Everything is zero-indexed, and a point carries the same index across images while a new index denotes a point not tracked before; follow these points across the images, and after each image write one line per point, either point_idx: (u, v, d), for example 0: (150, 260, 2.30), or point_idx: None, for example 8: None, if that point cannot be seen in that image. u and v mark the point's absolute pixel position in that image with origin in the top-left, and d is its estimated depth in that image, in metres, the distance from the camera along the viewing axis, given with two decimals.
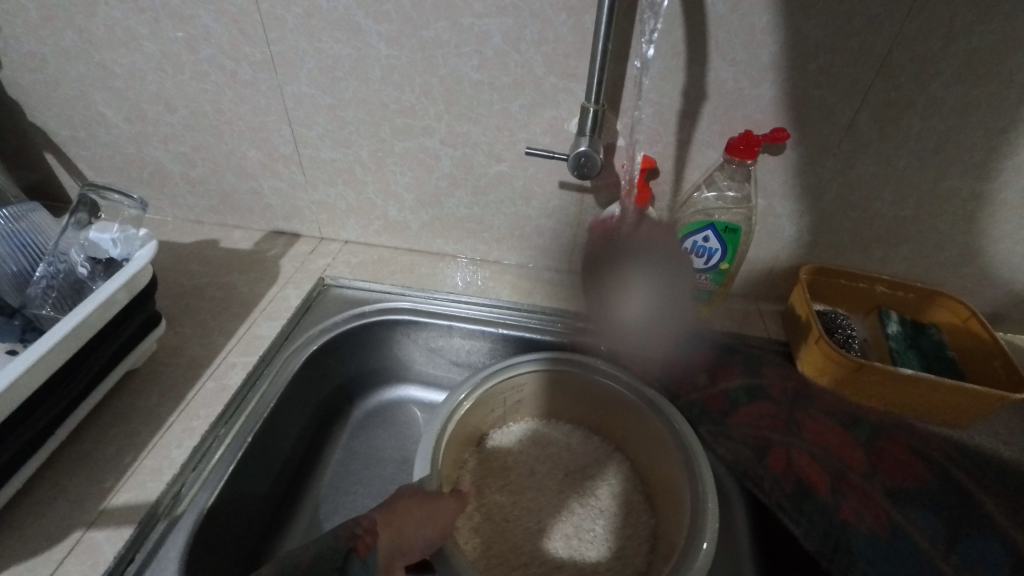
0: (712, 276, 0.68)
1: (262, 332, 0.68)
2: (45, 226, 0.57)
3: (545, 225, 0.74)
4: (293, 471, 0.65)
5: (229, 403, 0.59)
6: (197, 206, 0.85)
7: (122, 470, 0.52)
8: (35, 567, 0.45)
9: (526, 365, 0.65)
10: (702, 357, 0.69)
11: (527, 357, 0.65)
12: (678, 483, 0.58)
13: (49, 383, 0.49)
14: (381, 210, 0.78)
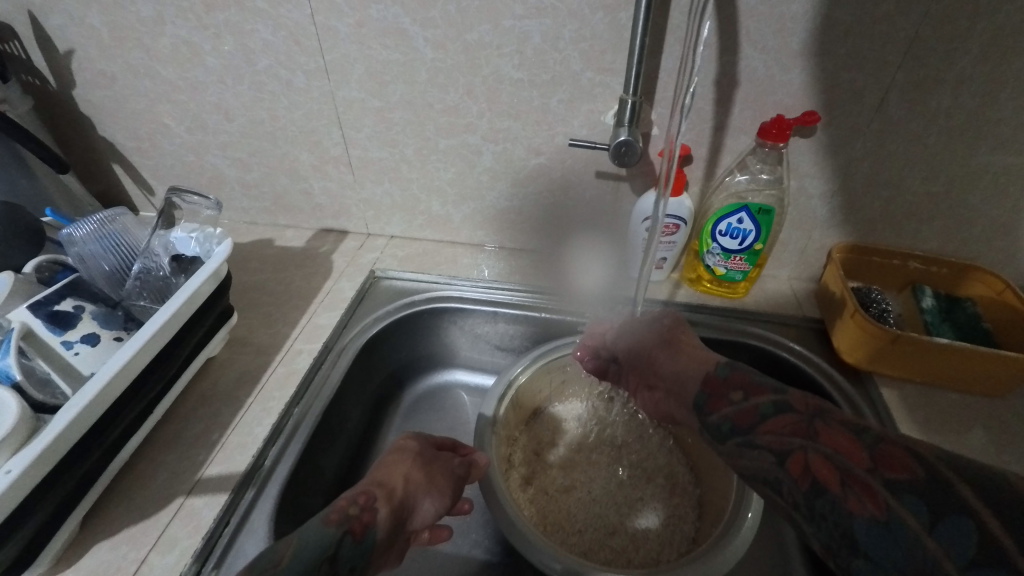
0: (746, 256, 0.70)
1: (322, 321, 0.73)
2: (131, 227, 0.63)
3: (582, 214, 0.78)
4: (356, 449, 0.70)
5: (299, 385, 0.64)
6: (252, 208, 0.91)
7: (211, 446, 0.58)
8: (146, 529, 0.51)
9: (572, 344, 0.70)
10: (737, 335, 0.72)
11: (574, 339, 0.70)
12: None
13: (154, 365, 0.54)
14: (425, 205, 0.82)
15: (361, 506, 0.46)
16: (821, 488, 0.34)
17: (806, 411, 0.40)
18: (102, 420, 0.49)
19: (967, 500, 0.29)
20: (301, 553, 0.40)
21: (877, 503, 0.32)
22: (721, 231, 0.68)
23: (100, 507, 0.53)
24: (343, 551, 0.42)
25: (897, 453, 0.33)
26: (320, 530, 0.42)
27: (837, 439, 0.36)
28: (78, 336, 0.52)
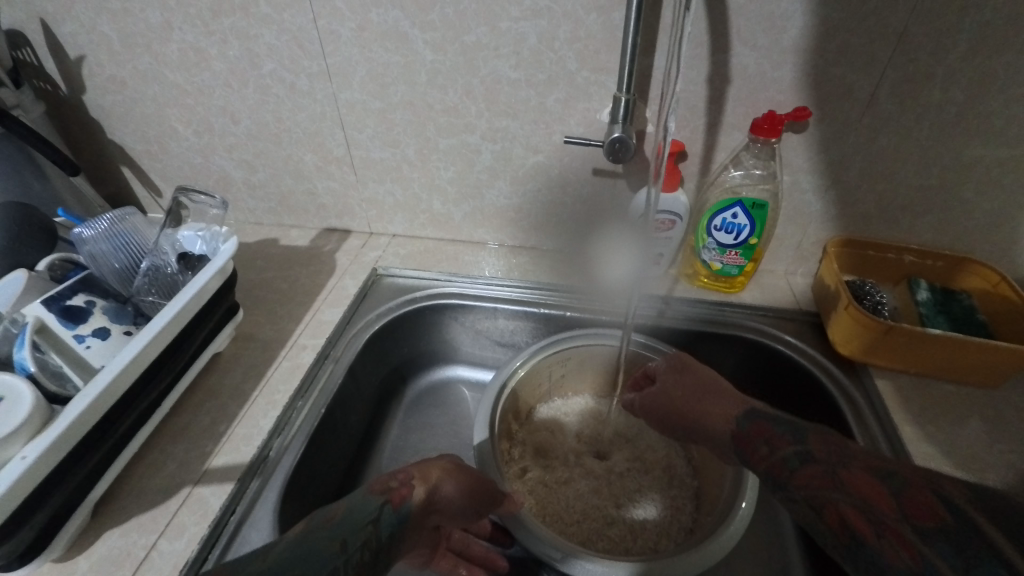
0: (741, 251, 0.71)
1: (326, 317, 0.75)
2: (141, 227, 0.65)
3: (580, 211, 0.79)
4: (359, 443, 0.72)
5: (303, 379, 0.66)
6: (258, 208, 0.93)
7: (218, 437, 0.60)
8: (155, 516, 0.53)
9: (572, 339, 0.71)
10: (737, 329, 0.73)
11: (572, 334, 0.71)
12: None
13: (162, 359, 0.56)
14: (427, 204, 0.84)
15: (399, 481, 0.48)
16: (860, 542, 0.33)
17: (827, 460, 0.38)
18: (112, 411, 0.50)
19: (995, 538, 0.27)
20: (349, 513, 0.41)
21: (912, 553, 0.30)
22: (716, 225, 0.69)
23: (111, 496, 0.54)
24: (384, 517, 0.43)
25: (920, 493, 0.31)
26: (363, 497, 0.44)
27: (861, 482, 0.35)
28: (90, 330, 0.53)
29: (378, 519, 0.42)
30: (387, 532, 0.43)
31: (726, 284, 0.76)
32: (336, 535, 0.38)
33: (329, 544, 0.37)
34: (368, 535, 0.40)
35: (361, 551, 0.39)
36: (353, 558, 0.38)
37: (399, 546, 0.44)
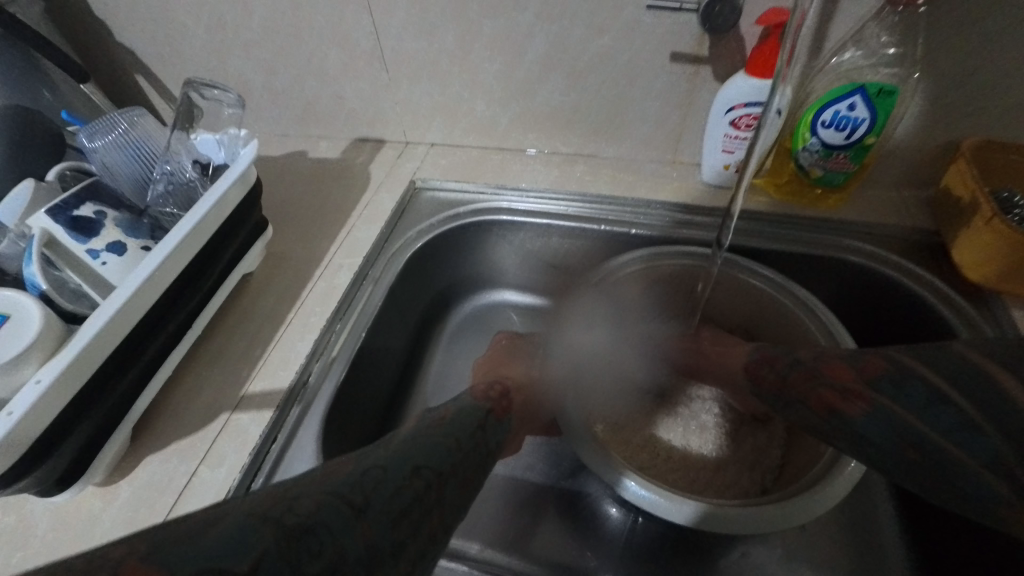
0: (851, 153, 0.58)
1: (362, 235, 0.67)
2: (153, 131, 0.57)
3: (651, 109, 0.67)
4: (403, 370, 0.67)
5: (341, 301, 0.60)
6: (283, 119, 0.83)
7: (254, 362, 0.55)
8: (194, 443, 0.49)
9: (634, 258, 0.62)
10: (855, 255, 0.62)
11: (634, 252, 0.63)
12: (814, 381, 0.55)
13: (185, 277, 0.50)
14: (469, 105, 0.73)
15: (498, 392, 0.51)
16: (831, 409, 0.41)
17: (811, 360, 0.45)
18: (134, 333, 0.46)
19: (946, 386, 0.36)
20: (458, 416, 0.42)
21: (866, 400, 0.39)
22: (825, 120, 0.56)
23: (149, 421, 0.51)
24: (491, 424, 0.44)
25: (874, 370, 0.40)
26: (471, 404, 0.45)
27: (835, 367, 0.43)
28: (104, 244, 0.46)
29: (487, 424, 0.43)
30: (495, 437, 0.43)
31: (825, 194, 0.64)
32: (450, 432, 0.38)
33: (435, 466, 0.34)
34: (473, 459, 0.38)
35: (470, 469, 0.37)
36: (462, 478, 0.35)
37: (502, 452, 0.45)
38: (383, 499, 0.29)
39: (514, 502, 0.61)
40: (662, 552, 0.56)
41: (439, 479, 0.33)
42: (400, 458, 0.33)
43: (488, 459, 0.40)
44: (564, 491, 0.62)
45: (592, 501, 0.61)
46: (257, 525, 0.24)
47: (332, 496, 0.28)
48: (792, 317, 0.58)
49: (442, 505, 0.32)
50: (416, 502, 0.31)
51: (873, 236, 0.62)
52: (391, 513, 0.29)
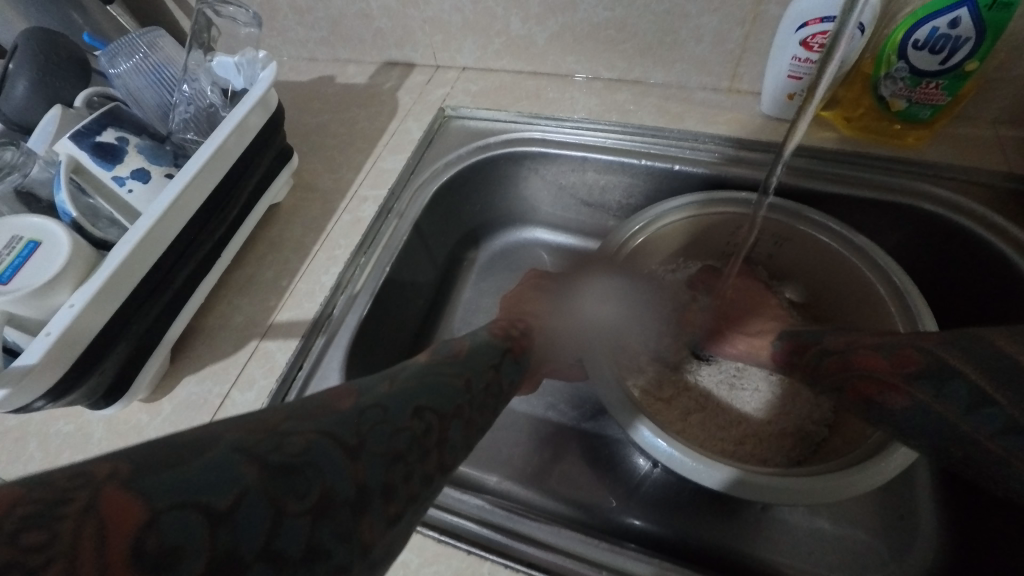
0: (944, 81, 0.50)
1: (388, 166, 0.65)
2: (173, 53, 0.56)
3: (708, 26, 0.58)
4: (428, 305, 0.67)
5: (366, 233, 0.59)
6: (309, 40, 0.79)
7: (281, 291, 0.56)
8: (226, 367, 0.52)
9: (682, 203, 0.57)
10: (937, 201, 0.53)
11: (680, 197, 0.57)
12: None
13: (210, 206, 0.50)
14: (503, 22, 0.66)
15: (516, 332, 0.49)
16: (869, 400, 0.37)
17: (840, 348, 0.42)
18: (164, 260, 0.46)
19: (958, 365, 0.32)
20: (472, 353, 0.39)
21: (903, 393, 0.35)
22: (918, 40, 0.47)
23: (185, 345, 0.54)
24: (506, 364, 0.41)
25: (903, 353, 0.36)
26: (487, 341, 0.42)
27: (864, 358, 0.39)
28: (128, 171, 0.47)
29: (500, 365, 0.40)
30: (509, 377, 0.40)
31: (903, 131, 0.56)
32: (461, 371, 0.35)
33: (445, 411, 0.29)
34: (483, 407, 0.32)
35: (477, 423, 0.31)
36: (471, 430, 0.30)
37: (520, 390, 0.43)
38: (381, 440, 0.24)
39: (535, 439, 0.62)
40: (679, 499, 0.56)
41: (443, 423, 0.29)
42: (403, 398, 0.27)
43: (501, 401, 0.38)
44: (586, 433, 0.62)
45: (613, 444, 0.61)
46: (223, 471, 0.19)
47: (324, 433, 0.22)
48: (853, 271, 0.53)
49: (444, 447, 0.28)
50: (414, 445, 0.26)
51: (960, 180, 0.54)
52: (387, 453, 0.24)
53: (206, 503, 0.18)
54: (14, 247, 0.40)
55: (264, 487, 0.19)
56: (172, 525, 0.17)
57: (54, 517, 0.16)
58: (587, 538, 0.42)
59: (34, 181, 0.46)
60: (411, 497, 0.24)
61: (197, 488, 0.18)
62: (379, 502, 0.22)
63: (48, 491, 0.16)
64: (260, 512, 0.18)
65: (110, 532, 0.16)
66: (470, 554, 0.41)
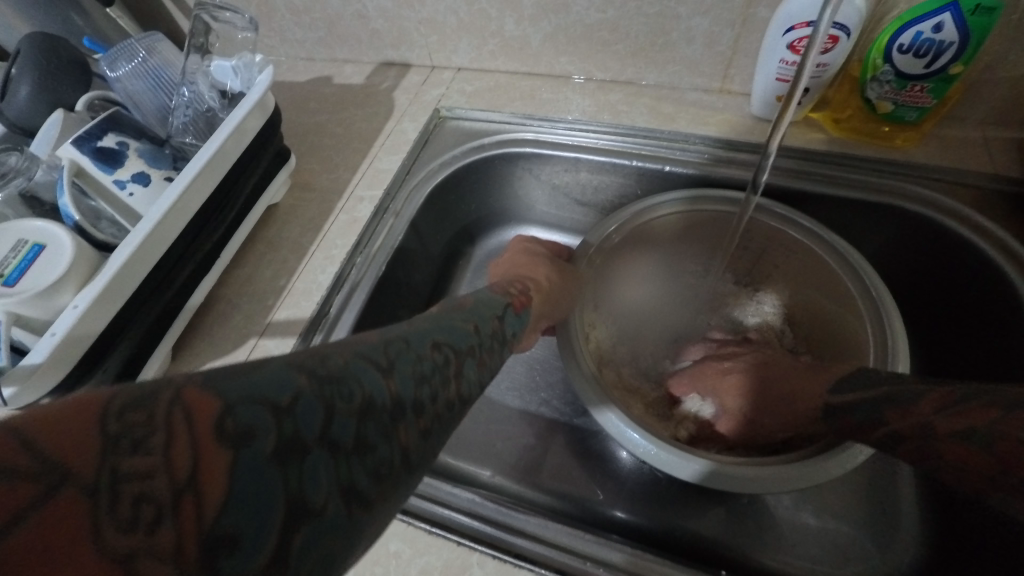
0: (931, 84, 0.50)
1: (384, 166, 0.66)
2: (172, 58, 0.57)
3: (699, 28, 0.59)
4: (424, 303, 0.69)
5: (362, 232, 0.60)
6: (307, 40, 0.79)
7: (279, 290, 0.58)
8: (226, 364, 0.53)
9: (673, 200, 0.58)
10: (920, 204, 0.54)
11: (666, 199, 0.58)
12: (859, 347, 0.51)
13: (209, 208, 0.51)
14: (497, 24, 0.67)
15: (518, 290, 0.49)
16: (981, 491, 0.34)
17: (914, 429, 0.37)
18: (165, 260, 0.48)
19: None
20: (461, 312, 0.37)
21: None
22: (903, 44, 0.48)
23: (186, 342, 0.55)
24: (509, 318, 0.42)
25: (950, 438, 0.35)
26: (490, 295, 0.43)
27: (958, 450, 0.35)
28: (129, 175, 0.48)
29: (504, 316, 0.41)
30: (512, 331, 0.41)
31: (891, 133, 0.57)
32: (468, 318, 0.35)
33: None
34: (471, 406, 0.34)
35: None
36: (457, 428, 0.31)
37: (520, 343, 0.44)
38: (408, 362, 0.26)
39: (527, 435, 0.63)
40: (667, 494, 0.58)
41: (457, 356, 0.30)
42: (422, 334, 0.29)
43: (506, 348, 0.39)
44: (577, 429, 0.63)
45: (603, 440, 0.62)
46: (276, 376, 0.20)
47: (360, 355, 0.24)
48: (829, 273, 0.54)
49: (459, 378, 0.30)
50: (437, 370, 0.27)
51: (944, 182, 0.55)
52: (416, 373, 0.26)
53: (268, 400, 0.19)
54: (20, 251, 0.42)
55: (311, 391, 0.21)
56: (238, 415, 0.18)
57: (139, 411, 0.17)
58: (574, 530, 0.43)
59: (37, 185, 0.47)
60: (437, 415, 0.26)
61: (259, 387, 0.19)
62: (412, 410, 0.24)
63: (131, 389, 0.17)
64: (316, 407, 0.20)
65: (186, 427, 0.17)
66: (460, 545, 0.42)
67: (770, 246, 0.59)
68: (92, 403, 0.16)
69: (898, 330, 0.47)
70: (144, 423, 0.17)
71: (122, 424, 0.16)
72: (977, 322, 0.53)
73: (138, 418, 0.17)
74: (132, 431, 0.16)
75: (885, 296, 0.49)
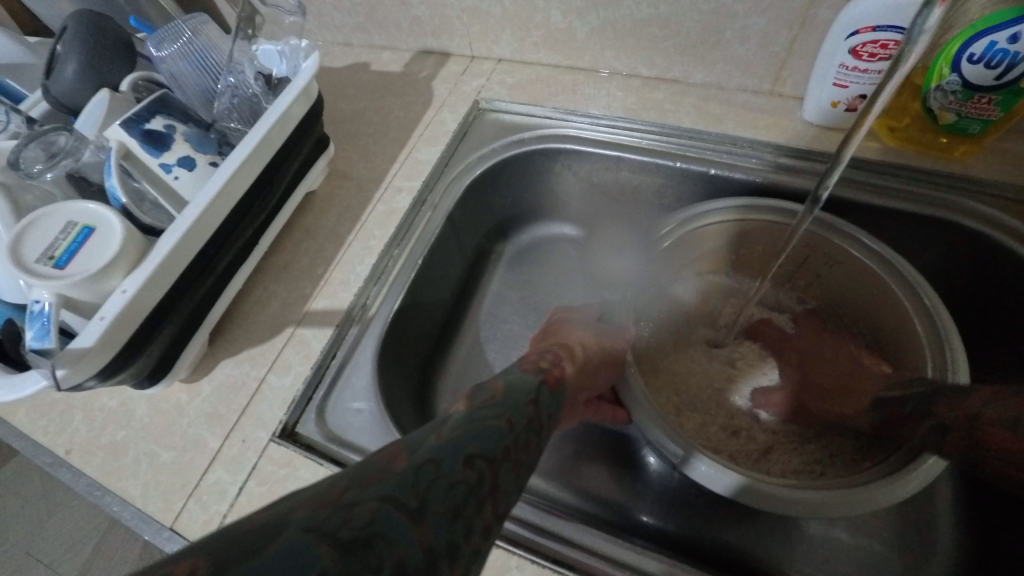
0: (999, 96, 0.48)
1: (423, 157, 0.65)
2: (218, 41, 0.56)
3: (755, 26, 0.57)
4: (456, 297, 0.68)
5: (401, 224, 0.60)
6: (346, 25, 0.78)
7: (316, 279, 0.57)
8: (264, 352, 0.53)
9: (725, 207, 0.57)
10: (978, 218, 0.52)
11: (719, 205, 0.57)
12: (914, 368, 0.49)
13: (252, 193, 0.51)
14: (543, 15, 0.65)
15: (549, 361, 0.43)
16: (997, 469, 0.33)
17: (962, 424, 0.36)
18: (208, 247, 0.47)
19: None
20: (510, 387, 0.34)
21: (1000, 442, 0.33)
22: (975, 53, 0.46)
23: (224, 328, 0.55)
24: (543, 396, 0.36)
25: (996, 426, 0.33)
26: (520, 375, 0.37)
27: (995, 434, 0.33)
28: (175, 158, 0.47)
29: (538, 397, 0.35)
30: (547, 412, 0.36)
31: (949, 145, 0.55)
32: (502, 411, 0.30)
33: (496, 420, 0.29)
34: (531, 413, 0.33)
35: (527, 430, 0.31)
36: (521, 436, 0.30)
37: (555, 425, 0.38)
38: (439, 497, 0.23)
39: (556, 434, 0.63)
40: (698, 501, 0.57)
41: (495, 468, 0.26)
42: (454, 447, 0.25)
43: (542, 438, 0.33)
44: (607, 430, 0.63)
45: (635, 444, 0.62)
46: (342, 509, 0.20)
47: (390, 497, 0.21)
48: (883, 288, 0.52)
49: (496, 494, 0.26)
50: (470, 497, 0.24)
51: (1003, 196, 0.53)
52: (449, 508, 0.23)
53: (336, 536, 0.19)
54: (71, 232, 0.42)
55: (373, 518, 0.20)
56: (305, 559, 0.18)
57: (236, 564, 0.18)
58: (613, 537, 0.43)
59: (85, 166, 0.47)
60: (473, 552, 0.23)
61: (279, 572, 0.18)
62: (470, 520, 0.23)
63: (221, 545, 0.18)
64: (380, 542, 0.20)
65: (274, 573, 0.18)
66: (499, 547, 0.42)
67: (821, 258, 0.57)
68: (186, 568, 0.17)
69: (956, 347, 0.45)
70: None
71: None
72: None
73: (234, 570, 0.17)
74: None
75: (947, 319, 0.46)
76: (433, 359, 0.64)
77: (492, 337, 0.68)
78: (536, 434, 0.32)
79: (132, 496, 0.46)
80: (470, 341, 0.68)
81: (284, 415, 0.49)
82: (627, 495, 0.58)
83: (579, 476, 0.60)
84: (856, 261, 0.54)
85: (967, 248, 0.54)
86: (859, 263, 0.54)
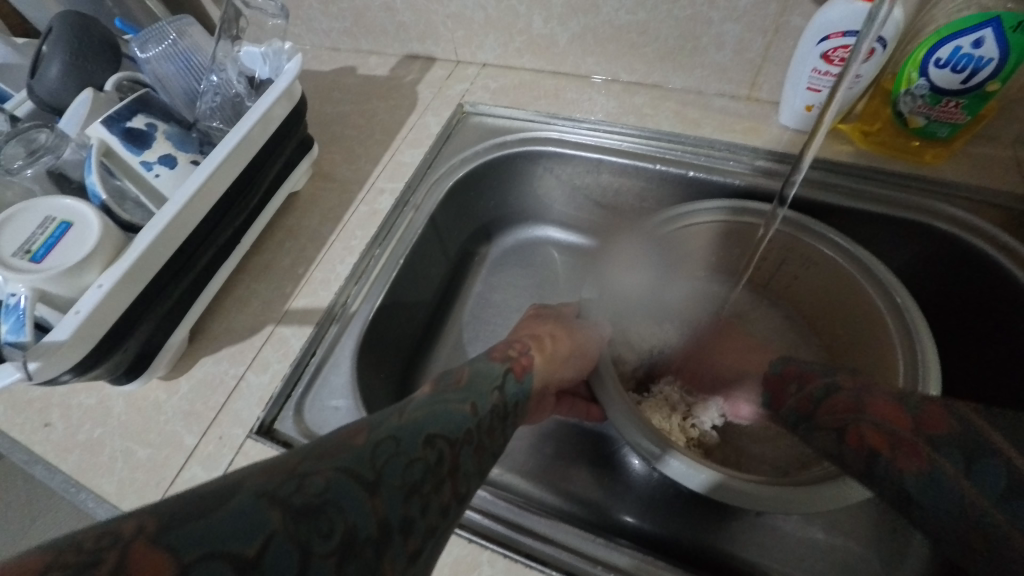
0: (965, 101, 0.49)
1: (405, 159, 0.66)
2: (203, 43, 0.57)
3: (730, 32, 0.58)
4: (438, 298, 0.68)
5: (382, 224, 0.60)
6: (334, 30, 0.79)
7: (297, 278, 0.58)
8: (242, 350, 0.53)
9: (713, 208, 0.57)
10: (947, 219, 0.53)
11: (708, 205, 0.57)
12: (886, 360, 0.49)
13: (231, 193, 0.51)
14: (525, 21, 0.66)
15: (518, 352, 0.43)
16: (874, 454, 0.33)
17: (852, 389, 0.38)
18: (188, 243, 0.48)
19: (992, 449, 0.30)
20: (476, 376, 0.35)
21: (918, 454, 0.31)
22: (940, 58, 0.47)
23: (204, 326, 0.55)
24: (510, 386, 0.37)
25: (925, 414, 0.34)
26: (487, 362, 0.38)
27: (885, 410, 0.35)
28: (156, 156, 0.48)
29: (505, 387, 0.36)
30: (514, 400, 0.36)
31: (919, 148, 0.56)
32: (467, 398, 0.31)
33: (461, 406, 0.30)
34: (496, 400, 0.33)
35: (492, 418, 0.32)
36: (486, 424, 0.30)
37: (523, 416, 0.38)
38: (396, 472, 0.23)
39: (535, 434, 0.63)
40: (675, 500, 0.57)
41: (455, 450, 0.27)
42: (415, 428, 0.26)
43: (510, 427, 0.34)
44: (586, 431, 0.63)
45: (614, 444, 0.62)
46: (297, 478, 0.20)
47: (344, 469, 0.22)
48: (856, 287, 0.53)
49: (457, 475, 0.26)
50: (429, 476, 0.24)
51: (969, 198, 0.54)
52: (405, 484, 0.23)
53: (288, 503, 0.19)
54: (48, 227, 0.42)
55: (327, 487, 0.21)
56: (255, 524, 0.18)
57: (182, 522, 0.18)
58: (584, 533, 0.43)
59: (66, 163, 0.47)
60: (431, 529, 0.23)
61: (227, 536, 0.18)
62: (427, 498, 0.23)
63: (171, 504, 0.19)
64: (332, 510, 0.20)
65: (222, 534, 0.18)
66: (469, 542, 0.42)
67: (796, 260, 0.59)
68: (134, 528, 0.17)
69: (928, 347, 0.45)
70: (176, 539, 0.17)
71: (162, 548, 0.17)
72: (994, 337, 0.52)
73: (178, 532, 0.18)
74: (165, 552, 0.17)
75: (921, 322, 0.47)
76: (413, 359, 0.64)
77: (474, 338, 0.68)
78: (503, 424, 0.32)
79: (106, 492, 0.46)
80: (452, 341, 0.68)
81: (260, 411, 0.49)
82: (606, 495, 0.59)
83: (558, 477, 0.60)
84: (830, 262, 0.55)
85: (935, 250, 0.55)
86: (832, 265, 0.55)
